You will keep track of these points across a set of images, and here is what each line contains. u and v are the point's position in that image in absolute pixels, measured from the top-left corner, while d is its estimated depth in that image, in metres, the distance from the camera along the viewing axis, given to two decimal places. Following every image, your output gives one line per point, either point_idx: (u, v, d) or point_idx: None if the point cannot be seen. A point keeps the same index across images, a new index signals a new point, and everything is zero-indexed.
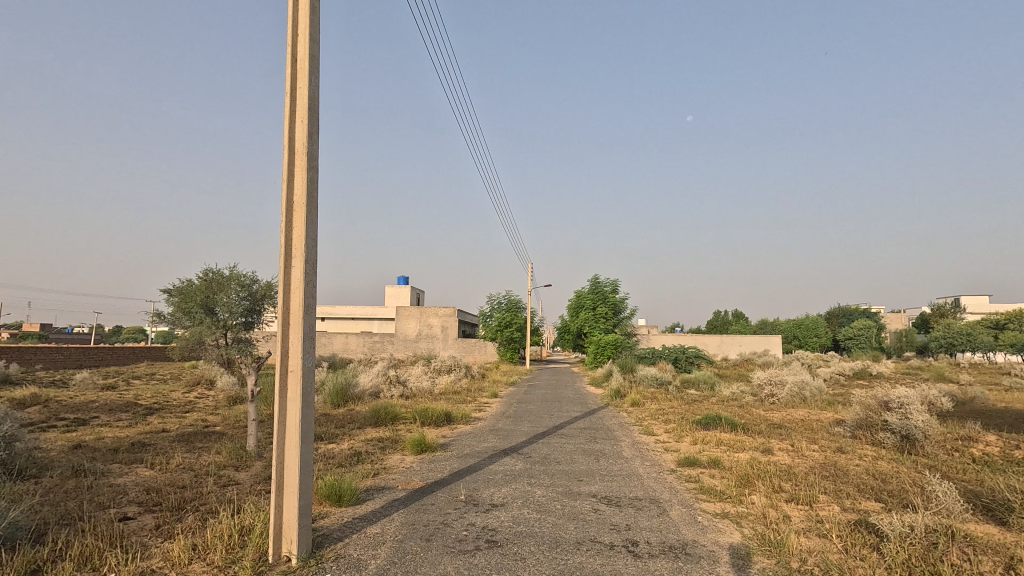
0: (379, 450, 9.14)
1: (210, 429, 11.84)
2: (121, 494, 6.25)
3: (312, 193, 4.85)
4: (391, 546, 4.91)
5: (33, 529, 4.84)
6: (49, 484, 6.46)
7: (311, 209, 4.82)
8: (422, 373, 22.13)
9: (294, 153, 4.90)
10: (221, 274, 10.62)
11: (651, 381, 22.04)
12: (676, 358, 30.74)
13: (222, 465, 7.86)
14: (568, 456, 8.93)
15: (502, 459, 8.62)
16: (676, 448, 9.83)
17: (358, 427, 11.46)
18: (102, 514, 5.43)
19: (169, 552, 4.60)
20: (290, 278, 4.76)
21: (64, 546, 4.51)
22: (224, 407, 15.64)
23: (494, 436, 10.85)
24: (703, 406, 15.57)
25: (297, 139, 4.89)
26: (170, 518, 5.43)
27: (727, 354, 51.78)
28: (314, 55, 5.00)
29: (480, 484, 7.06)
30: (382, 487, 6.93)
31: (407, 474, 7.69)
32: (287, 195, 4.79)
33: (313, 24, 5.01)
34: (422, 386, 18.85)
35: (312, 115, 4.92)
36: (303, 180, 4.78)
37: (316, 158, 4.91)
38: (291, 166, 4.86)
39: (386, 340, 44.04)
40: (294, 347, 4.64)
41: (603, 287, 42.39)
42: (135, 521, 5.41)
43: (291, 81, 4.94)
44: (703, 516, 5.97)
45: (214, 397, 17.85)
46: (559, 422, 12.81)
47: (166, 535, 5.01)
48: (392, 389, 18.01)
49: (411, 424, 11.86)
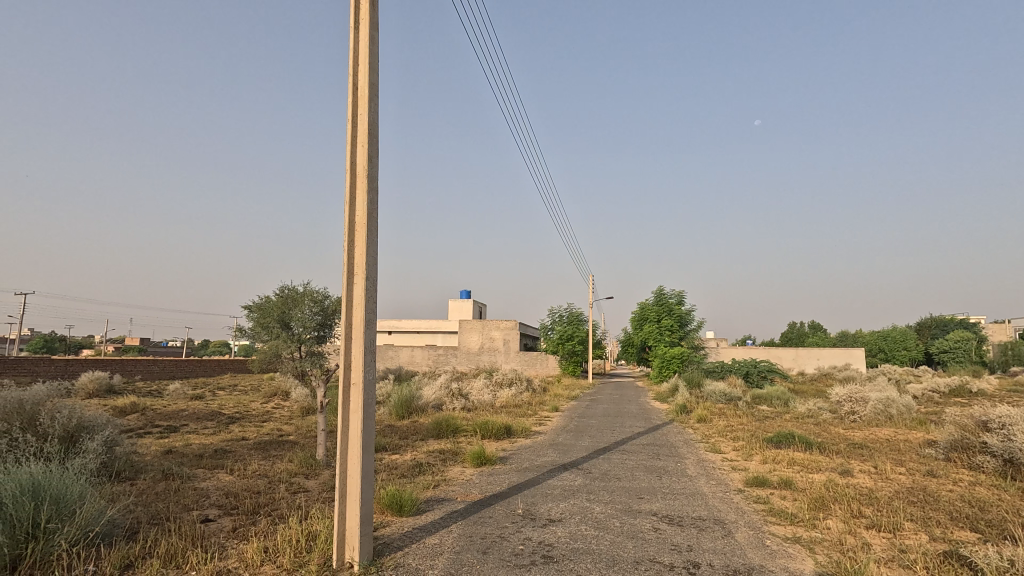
0: (440, 462, 9.31)
1: (284, 438, 12.49)
2: (204, 498, 6.73)
3: (372, 212, 5.08)
4: (448, 558, 4.98)
5: (127, 527, 5.29)
6: (143, 487, 7.04)
7: (370, 229, 5.06)
8: (484, 386, 22.36)
9: (355, 175, 5.17)
10: (296, 290, 11.29)
11: (719, 396, 21.17)
12: (747, 372, 29.37)
13: (293, 473, 8.28)
14: (629, 473, 8.74)
15: (561, 474, 8.56)
16: (744, 467, 9.37)
17: (421, 438, 11.73)
18: (187, 515, 5.87)
19: (243, 553, 4.90)
20: (352, 295, 5.01)
21: (152, 543, 4.91)
22: (297, 417, 16.48)
23: (554, 450, 10.78)
24: (775, 423, 14.76)
25: (359, 162, 5.17)
26: (246, 522, 5.78)
27: (804, 367, 48.86)
28: (374, 82, 5.28)
29: (538, 498, 7.03)
30: (441, 499, 7.04)
31: (465, 486, 7.78)
32: (349, 217, 5.08)
33: (372, 53, 5.29)
34: (484, 399, 19.02)
35: (372, 140, 5.19)
36: (363, 202, 5.02)
37: (376, 180, 5.15)
38: (353, 187, 5.13)
39: (449, 353, 44.89)
40: (356, 361, 4.87)
41: (667, 299, 41.49)
42: (215, 523, 5.81)
43: (352, 108, 5.22)
44: (771, 540, 5.65)
45: (289, 407, 18.81)
46: (621, 437, 12.54)
47: (242, 537, 5.34)
48: (454, 401, 18.30)
49: (471, 437, 11.99)
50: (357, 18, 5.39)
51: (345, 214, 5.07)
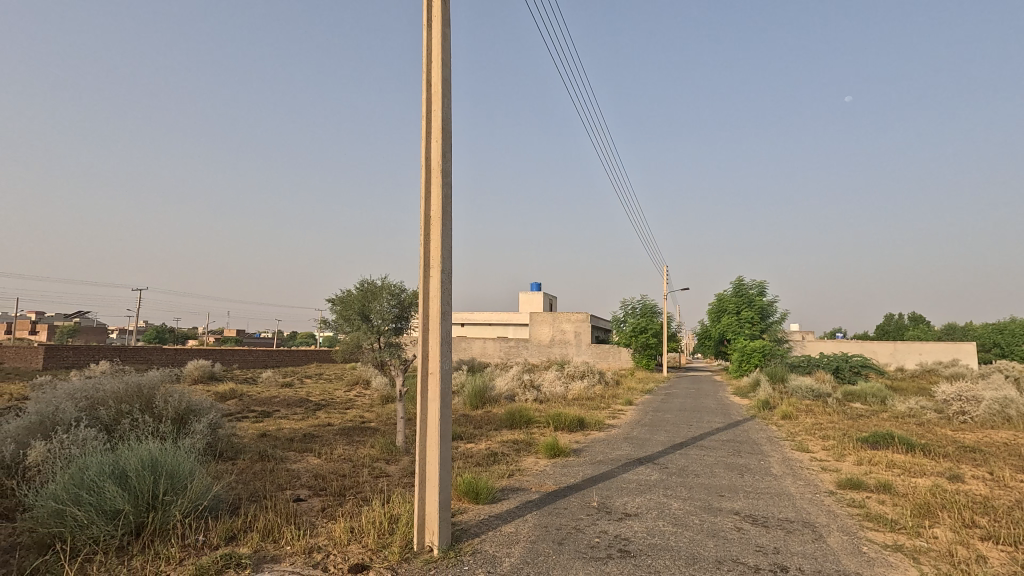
0: (514, 452, 9.41)
1: (366, 425, 13.11)
2: (296, 478, 7.21)
3: (447, 206, 5.18)
4: (524, 547, 5.04)
5: (231, 502, 5.77)
6: (243, 466, 7.66)
7: (446, 223, 5.16)
8: (556, 378, 22.37)
9: (430, 170, 5.30)
10: (374, 284, 11.79)
11: (807, 392, 19.94)
12: (837, 367, 27.46)
13: (376, 458, 8.68)
14: (708, 470, 8.44)
15: (637, 468, 8.42)
16: (836, 468, 8.77)
17: (495, 428, 11.93)
18: (282, 494, 6.31)
19: (332, 532, 5.20)
20: (429, 287, 5.15)
21: (252, 518, 5.32)
22: (377, 405, 17.25)
23: (629, 444, 10.60)
24: (870, 422, 13.69)
25: (433, 157, 5.29)
26: (333, 503, 6.13)
27: (904, 363, 44.99)
28: (447, 78, 5.36)
29: (613, 491, 6.95)
30: (517, 488, 7.13)
31: (540, 477, 7.83)
32: (424, 212, 5.22)
33: (445, 50, 5.37)
34: (556, 391, 19.01)
35: (446, 135, 5.28)
36: (438, 196, 5.14)
37: (450, 174, 5.25)
38: (428, 182, 5.26)
39: (521, 345, 45.27)
40: (433, 351, 5.01)
41: (747, 290, 39.69)
42: (306, 502, 6.21)
43: (427, 104, 5.34)
44: (869, 548, 5.26)
45: (370, 395, 19.72)
46: (699, 432, 12.13)
47: (331, 516, 5.67)
48: (526, 393, 18.44)
49: (544, 428, 12.04)
50: (430, 16, 5.50)
51: (421, 210, 5.22)
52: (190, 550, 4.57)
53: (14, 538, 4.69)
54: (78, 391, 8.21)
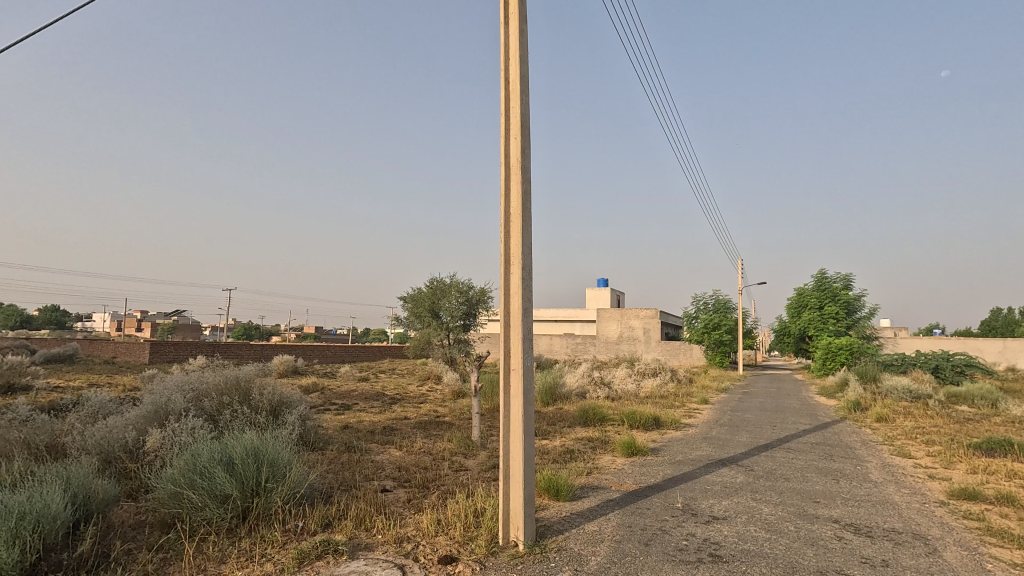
0: (590, 450, 9.32)
1: (441, 419, 13.44)
2: (381, 470, 7.48)
3: (526, 203, 5.16)
4: (610, 546, 4.96)
5: (325, 490, 6.08)
6: (332, 456, 8.06)
7: (525, 219, 5.13)
8: (627, 375, 21.98)
9: (509, 167, 5.30)
10: (444, 282, 12.15)
11: (904, 392, 18.47)
12: (936, 366, 25.30)
13: (454, 452, 8.86)
14: (799, 473, 7.98)
15: (720, 469, 8.10)
16: (946, 477, 8.04)
17: (568, 425, 11.86)
18: (370, 485, 6.57)
19: (420, 523, 5.35)
20: (509, 284, 5.17)
21: (345, 506, 5.57)
22: (449, 400, 17.63)
23: (709, 444, 10.22)
24: (982, 427, 12.47)
25: (512, 155, 5.29)
26: (418, 494, 6.31)
27: (1016, 363, 40.74)
28: (525, 75, 5.33)
29: (698, 493, 6.70)
30: (596, 486, 7.05)
31: (619, 475, 7.69)
32: (504, 208, 5.22)
33: (522, 45, 5.35)
34: (628, 389, 18.67)
35: (525, 132, 5.25)
36: (517, 194, 5.13)
37: (529, 171, 5.22)
38: (508, 179, 5.26)
39: (588, 341, 44.89)
40: (515, 347, 5.01)
41: (831, 284, 37.37)
42: (393, 493, 6.43)
43: (505, 102, 5.36)
44: (994, 566, 4.76)
45: (443, 390, 20.18)
46: (784, 434, 11.51)
47: (417, 508, 5.83)
48: (597, 390, 18.23)
49: (619, 426, 11.84)
50: (507, 14, 5.52)
51: (501, 207, 5.24)
52: (292, 534, 4.85)
53: (141, 516, 5.16)
54: (186, 383, 8.93)
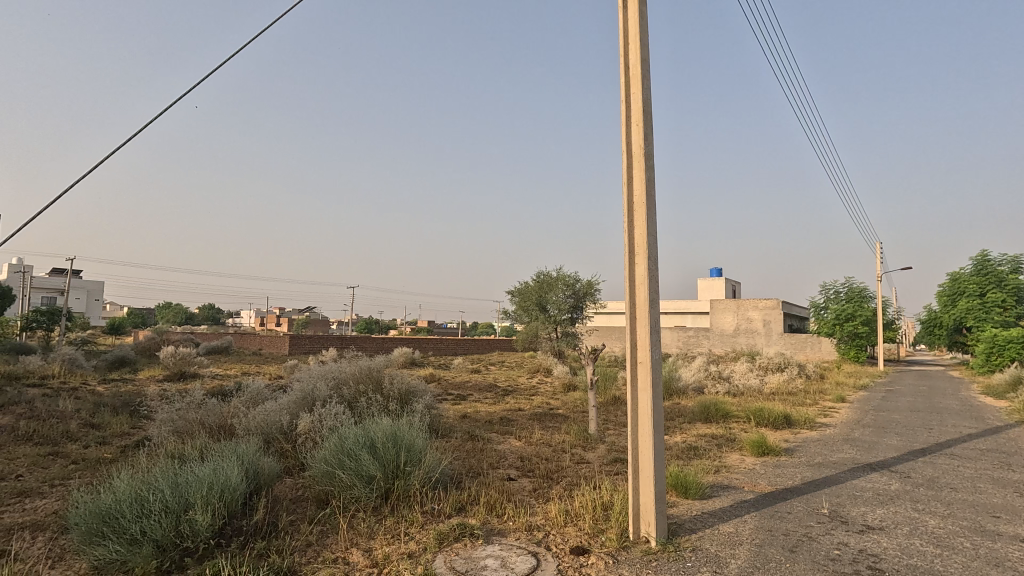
0: (715, 448, 8.87)
1: (554, 411, 13.55)
2: (504, 458, 7.70)
3: (651, 191, 4.98)
4: (750, 549, 4.69)
5: (456, 476, 6.37)
6: (457, 444, 8.45)
7: (650, 208, 4.96)
8: (748, 369, 20.67)
9: (631, 155, 5.14)
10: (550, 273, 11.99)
11: None
12: None
13: (573, 444, 8.88)
14: (969, 483, 7.01)
15: (868, 474, 7.34)
16: None
17: (688, 421, 11.40)
18: (495, 472, 6.79)
19: (548, 512, 5.42)
20: (634, 276, 5.03)
21: (475, 493, 5.78)
22: (561, 393, 17.70)
23: (852, 446, 9.30)
24: None
25: (634, 143, 5.12)
26: (543, 484, 6.40)
27: None
28: (646, 58, 5.14)
29: (845, 499, 6.12)
30: (727, 486, 6.70)
31: (751, 476, 7.26)
32: (627, 197, 5.08)
33: (642, 29, 5.17)
34: (750, 384, 17.54)
35: (648, 118, 5.06)
36: (641, 181, 4.97)
37: (653, 157, 5.03)
38: (630, 168, 5.11)
39: (701, 334, 42.89)
40: (642, 340, 4.87)
41: (996, 267, 32.39)
42: (518, 481, 6.59)
43: (625, 90, 5.21)
44: None
45: (553, 382, 20.31)
46: (944, 438, 10.17)
47: (544, 497, 5.91)
48: (716, 385, 17.32)
49: (744, 423, 11.18)
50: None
51: (624, 197, 5.11)
52: (430, 515, 5.15)
53: (300, 491, 5.74)
54: (328, 374, 9.81)
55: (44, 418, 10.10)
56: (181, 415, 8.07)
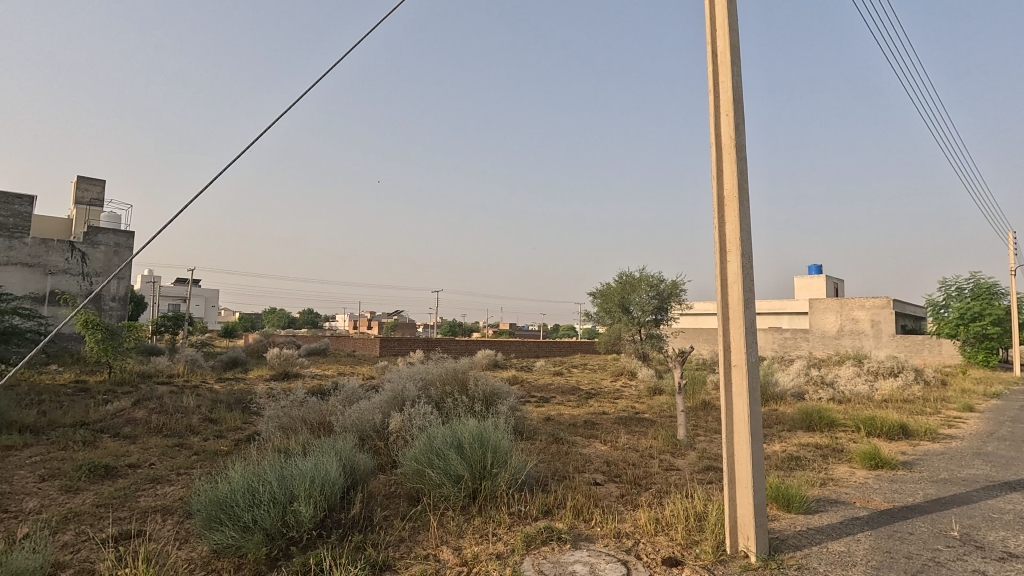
0: (819, 458, 8.21)
1: (640, 416, 13.17)
2: (589, 463, 7.57)
3: (743, 183, 4.68)
4: (865, 572, 4.26)
5: (542, 479, 6.35)
6: (542, 446, 8.43)
7: (743, 202, 4.66)
8: (855, 374, 18.98)
9: (721, 147, 4.86)
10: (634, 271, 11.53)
11: None
12: None
13: (661, 450, 8.58)
14: None
15: (1008, 495, 6.46)
16: None
17: (788, 429, 10.65)
18: (581, 477, 6.69)
19: (637, 520, 5.25)
20: (727, 273, 4.75)
21: (561, 496, 5.71)
22: (646, 396, 17.22)
23: (985, 462, 8.24)
24: None
25: (724, 134, 4.84)
26: (631, 491, 6.22)
27: None
28: (735, 44, 4.85)
29: (981, 522, 5.42)
30: (835, 500, 6.17)
31: (863, 490, 6.63)
32: (717, 191, 4.81)
33: (731, 13, 4.89)
34: (858, 391, 16.08)
35: (738, 107, 4.76)
36: (733, 174, 4.68)
37: (745, 148, 4.72)
38: (719, 160, 4.84)
39: (799, 336, 40.09)
40: (737, 342, 4.59)
41: None
42: (604, 486, 6.45)
43: (713, 78, 4.94)
44: None
45: (637, 385, 19.79)
46: None
47: (632, 504, 5.74)
48: (818, 391, 16.05)
49: (852, 433, 10.27)
50: None
51: (713, 191, 4.84)
52: (517, 517, 5.16)
53: (392, 488, 5.97)
54: (416, 374, 10.16)
55: (170, 412, 11.29)
56: (285, 412, 8.69)
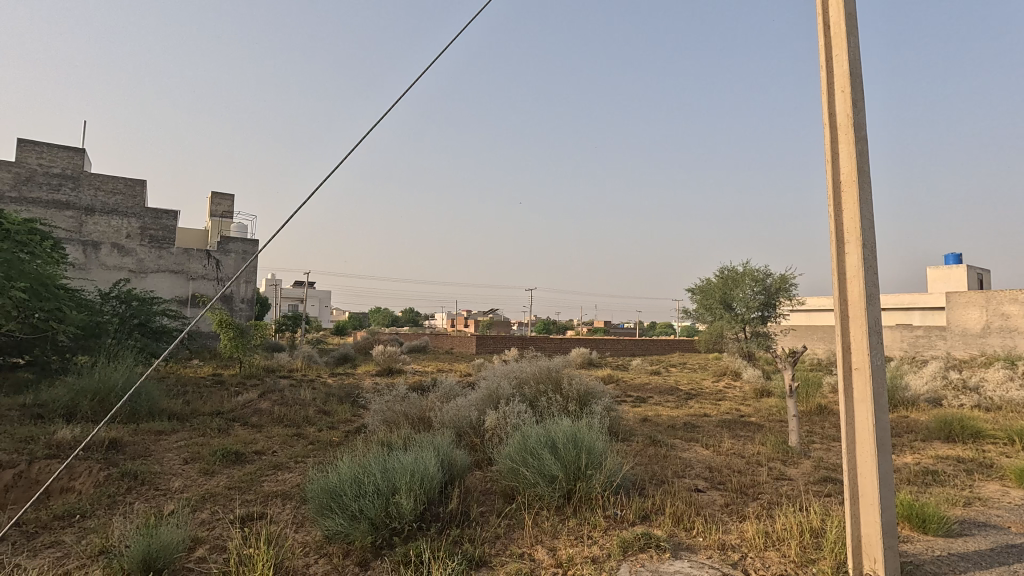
0: (961, 474, 7.23)
1: (746, 419, 12.38)
2: (690, 468, 7.22)
3: (864, 166, 4.20)
4: None
5: (638, 483, 6.15)
6: (638, 448, 8.18)
7: (864, 186, 4.19)
8: (1008, 379, 16.49)
9: (836, 127, 4.40)
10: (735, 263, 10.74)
11: None
12: None
13: (771, 457, 8.00)
14: None
15: None
16: None
17: (922, 439, 9.49)
18: (681, 482, 6.40)
19: (744, 532, 4.92)
20: (845, 266, 4.30)
21: (660, 502, 5.49)
22: (753, 398, 16.16)
23: None
24: None
25: (838, 113, 4.38)
26: (736, 500, 5.85)
27: None
28: (851, 11, 4.37)
29: None
30: (984, 524, 5.38)
31: (1020, 513, 5.73)
32: (832, 176, 4.36)
33: None
34: (1011, 397, 13.96)
35: (854, 81, 4.29)
36: (850, 156, 4.22)
37: (865, 127, 4.23)
38: (834, 142, 4.39)
39: (934, 335, 35.75)
40: (859, 343, 4.14)
41: None
42: (706, 494, 6.12)
43: (825, 51, 4.48)
44: None
45: (742, 386, 18.66)
46: None
47: (738, 515, 5.39)
48: (959, 397, 14.15)
49: (1003, 446, 8.94)
50: None
51: (827, 176, 4.39)
52: (613, 520, 5.04)
53: (488, 484, 6.08)
54: (511, 373, 10.29)
55: (290, 404, 12.37)
56: (389, 407, 9.17)
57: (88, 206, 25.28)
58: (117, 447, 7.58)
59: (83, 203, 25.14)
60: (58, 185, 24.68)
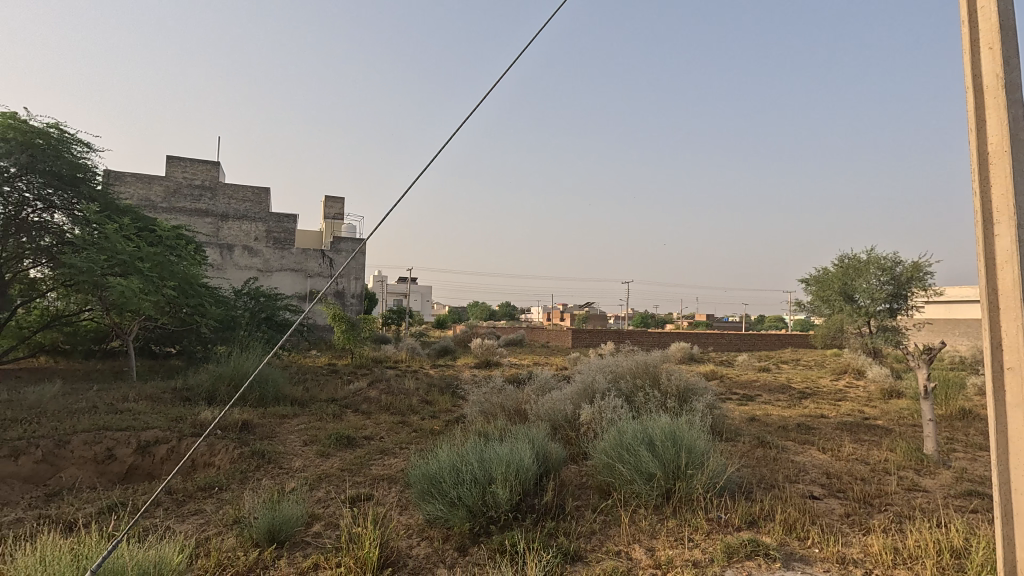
0: None
1: (871, 422, 11.22)
2: (804, 473, 6.68)
3: (1017, 133, 3.60)
4: None
5: (744, 486, 5.79)
6: (745, 449, 7.71)
7: (1018, 157, 3.59)
8: None
9: (981, 91, 3.82)
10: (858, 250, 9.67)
11: None
12: None
13: (901, 466, 7.19)
14: None
15: None
16: None
17: None
18: (794, 488, 5.94)
19: (868, 546, 4.47)
20: (993, 250, 3.72)
21: (769, 507, 5.13)
22: (879, 400, 14.60)
23: None
24: None
25: (984, 75, 3.78)
26: (858, 510, 5.32)
27: None
28: None
29: None
30: None
31: None
32: (977, 147, 3.78)
33: None
34: None
35: (1005, 34, 3.67)
36: (1000, 122, 3.63)
37: (1020, 88, 3.62)
38: (979, 108, 3.80)
39: None
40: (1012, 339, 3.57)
41: None
42: (824, 502, 5.63)
43: (968, 4, 3.88)
44: None
45: (866, 385, 16.95)
46: None
47: (861, 527, 4.90)
48: None
49: None
50: None
51: (970, 148, 3.82)
52: (717, 524, 4.79)
53: (583, 479, 6.03)
54: (607, 367, 10.11)
55: (396, 393, 13.10)
56: (487, 398, 9.40)
57: (223, 213, 28.42)
58: (248, 428, 8.45)
59: (219, 211, 28.30)
60: (200, 196, 27.98)
